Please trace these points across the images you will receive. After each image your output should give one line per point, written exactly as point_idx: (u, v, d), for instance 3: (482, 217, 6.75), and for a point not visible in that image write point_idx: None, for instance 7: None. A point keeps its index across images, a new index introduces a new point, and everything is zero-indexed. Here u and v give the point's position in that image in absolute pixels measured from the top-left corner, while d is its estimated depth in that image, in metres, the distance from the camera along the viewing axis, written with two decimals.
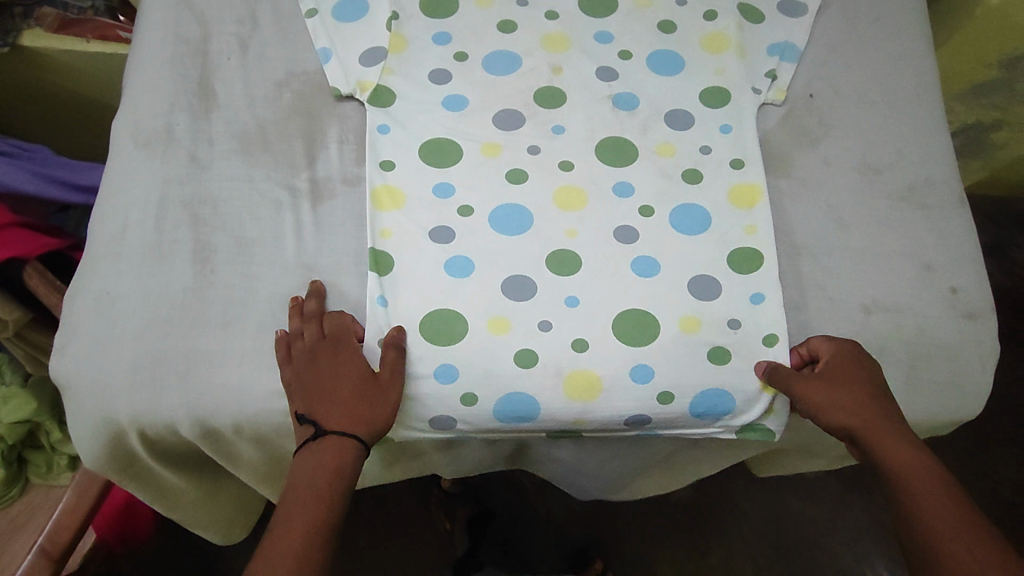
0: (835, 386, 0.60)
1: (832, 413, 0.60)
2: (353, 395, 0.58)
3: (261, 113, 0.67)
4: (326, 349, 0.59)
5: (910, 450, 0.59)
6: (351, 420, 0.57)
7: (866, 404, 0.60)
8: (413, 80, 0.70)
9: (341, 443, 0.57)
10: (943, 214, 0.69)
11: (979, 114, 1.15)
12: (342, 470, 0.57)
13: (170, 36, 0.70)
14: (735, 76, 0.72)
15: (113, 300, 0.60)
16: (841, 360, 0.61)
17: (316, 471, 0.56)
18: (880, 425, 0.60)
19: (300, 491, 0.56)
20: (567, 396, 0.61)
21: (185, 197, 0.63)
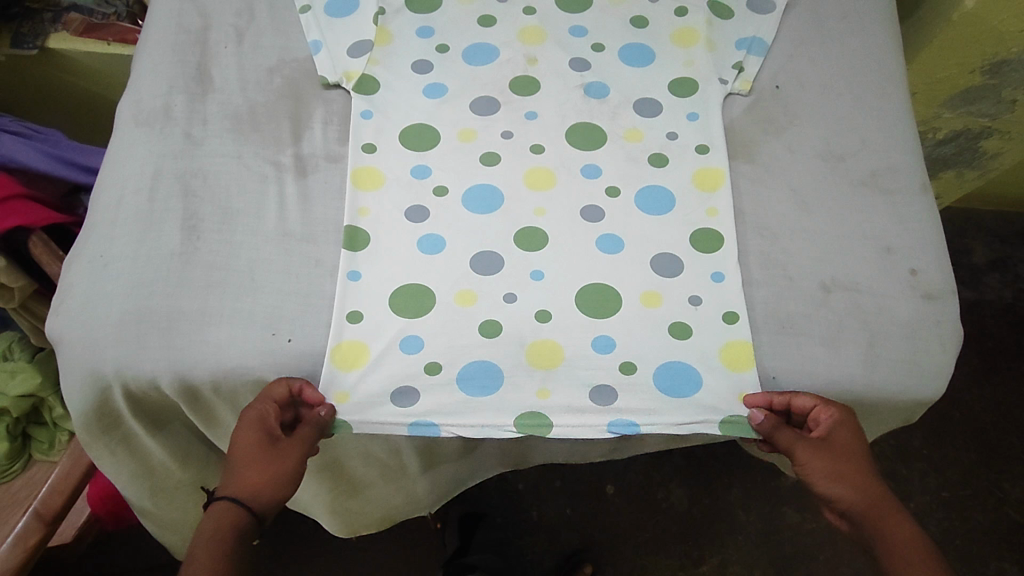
0: (834, 459, 0.61)
1: (833, 488, 0.61)
2: (255, 464, 0.60)
3: (253, 96, 0.72)
4: (248, 416, 0.60)
5: (901, 528, 0.61)
6: (245, 487, 0.61)
7: (864, 479, 0.62)
8: (395, 69, 0.74)
9: (229, 509, 0.61)
10: (905, 200, 0.71)
11: (969, 121, 1.16)
12: (226, 537, 0.60)
13: (175, 26, 0.76)
14: (702, 69, 0.76)
15: (105, 262, 0.64)
16: (845, 433, 0.61)
17: (209, 530, 0.60)
18: (875, 502, 0.61)
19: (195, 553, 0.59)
20: (529, 365, 0.63)
21: (178, 170, 0.68)
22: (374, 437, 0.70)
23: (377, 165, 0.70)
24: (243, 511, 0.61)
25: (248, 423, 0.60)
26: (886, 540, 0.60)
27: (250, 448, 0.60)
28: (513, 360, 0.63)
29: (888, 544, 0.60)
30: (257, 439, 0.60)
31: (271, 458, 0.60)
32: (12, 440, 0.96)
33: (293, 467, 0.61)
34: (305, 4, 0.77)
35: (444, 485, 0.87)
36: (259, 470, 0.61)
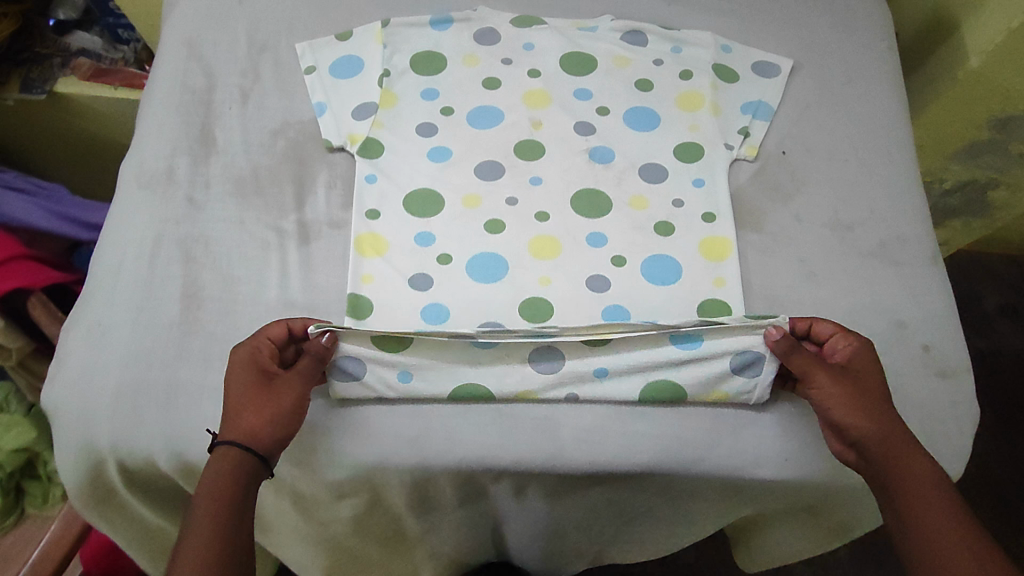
0: (855, 390, 0.60)
1: (849, 415, 0.59)
2: (251, 404, 0.57)
3: (256, 159, 0.72)
4: (245, 353, 0.60)
5: (922, 468, 0.57)
6: (245, 428, 0.56)
7: (885, 411, 0.59)
8: (400, 133, 0.74)
9: (232, 455, 0.55)
10: (914, 272, 0.70)
11: (976, 173, 1.15)
12: (232, 480, 0.55)
13: (179, 85, 0.75)
14: (708, 134, 0.75)
15: (103, 331, 0.63)
16: (860, 364, 0.61)
17: (215, 475, 0.55)
18: (896, 438, 0.58)
19: (200, 509, 0.54)
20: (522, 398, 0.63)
21: (180, 235, 0.67)
22: (373, 507, 0.69)
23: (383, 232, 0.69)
24: (245, 456, 0.56)
25: (244, 359, 0.59)
26: (905, 476, 0.57)
27: (245, 384, 0.58)
28: (509, 382, 0.63)
29: (906, 480, 0.56)
30: (257, 373, 0.58)
31: (269, 394, 0.58)
32: (6, 494, 0.95)
33: (292, 403, 0.58)
34: (310, 64, 0.76)
35: (443, 556, 0.86)
36: (259, 407, 0.57)
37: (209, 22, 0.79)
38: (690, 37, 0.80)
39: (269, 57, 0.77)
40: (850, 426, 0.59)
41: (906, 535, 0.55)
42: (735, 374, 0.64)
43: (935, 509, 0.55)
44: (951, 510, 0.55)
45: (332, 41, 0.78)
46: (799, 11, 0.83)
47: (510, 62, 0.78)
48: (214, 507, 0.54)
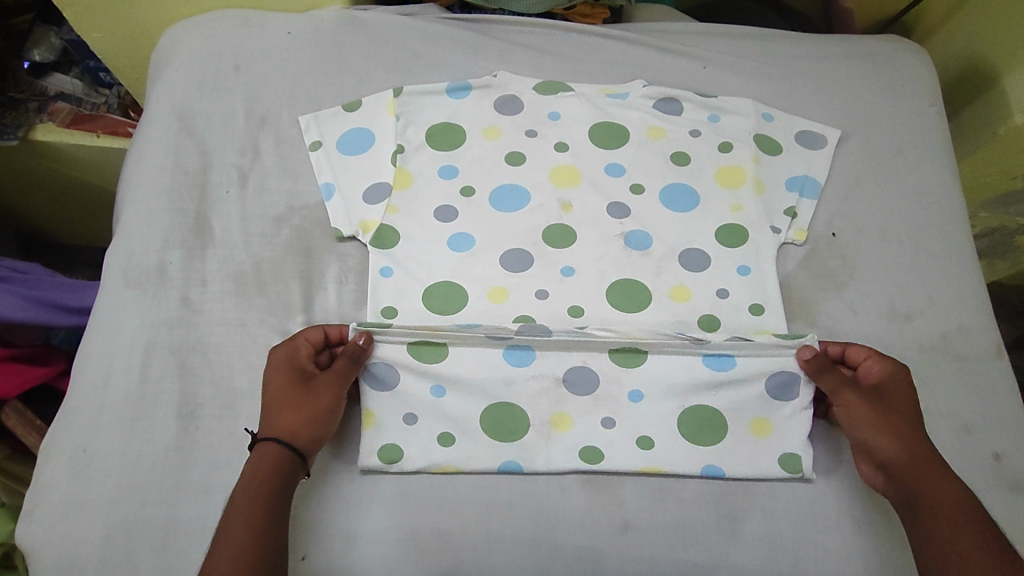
0: (884, 410, 0.58)
1: (872, 435, 0.58)
2: (288, 404, 0.56)
3: (257, 251, 0.64)
4: (281, 354, 0.58)
5: (948, 489, 0.54)
6: (284, 426, 0.55)
7: (914, 431, 0.57)
8: (417, 218, 0.67)
9: (269, 453, 0.54)
10: (981, 367, 0.65)
11: (1003, 220, 1.04)
12: (268, 483, 0.53)
13: (170, 165, 0.67)
14: (752, 215, 0.69)
15: (87, 460, 0.56)
16: (892, 379, 0.59)
17: (252, 478, 0.53)
18: (921, 459, 0.56)
19: (230, 515, 0.51)
20: (553, 431, 0.61)
21: (173, 343, 0.60)
22: None
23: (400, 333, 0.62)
24: (282, 454, 0.54)
25: (281, 359, 0.58)
26: (930, 502, 0.54)
27: (285, 384, 0.57)
28: (542, 404, 0.62)
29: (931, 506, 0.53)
30: (296, 375, 0.57)
31: (308, 393, 0.57)
32: None
33: (328, 404, 0.57)
34: (315, 139, 0.69)
35: None
36: (296, 407, 0.56)
37: (201, 91, 0.71)
38: (728, 105, 0.74)
39: (269, 131, 0.70)
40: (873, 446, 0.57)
41: (925, 558, 0.53)
42: (770, 398, 0.62)
43: (959, 530, 0.52)
44: (976, 540, 0.51)
45: (339, 112, 0.71)
46: (842, 72, 0.78)
47: (535, 134, 0.71)
48: (250, 512, 0.51)
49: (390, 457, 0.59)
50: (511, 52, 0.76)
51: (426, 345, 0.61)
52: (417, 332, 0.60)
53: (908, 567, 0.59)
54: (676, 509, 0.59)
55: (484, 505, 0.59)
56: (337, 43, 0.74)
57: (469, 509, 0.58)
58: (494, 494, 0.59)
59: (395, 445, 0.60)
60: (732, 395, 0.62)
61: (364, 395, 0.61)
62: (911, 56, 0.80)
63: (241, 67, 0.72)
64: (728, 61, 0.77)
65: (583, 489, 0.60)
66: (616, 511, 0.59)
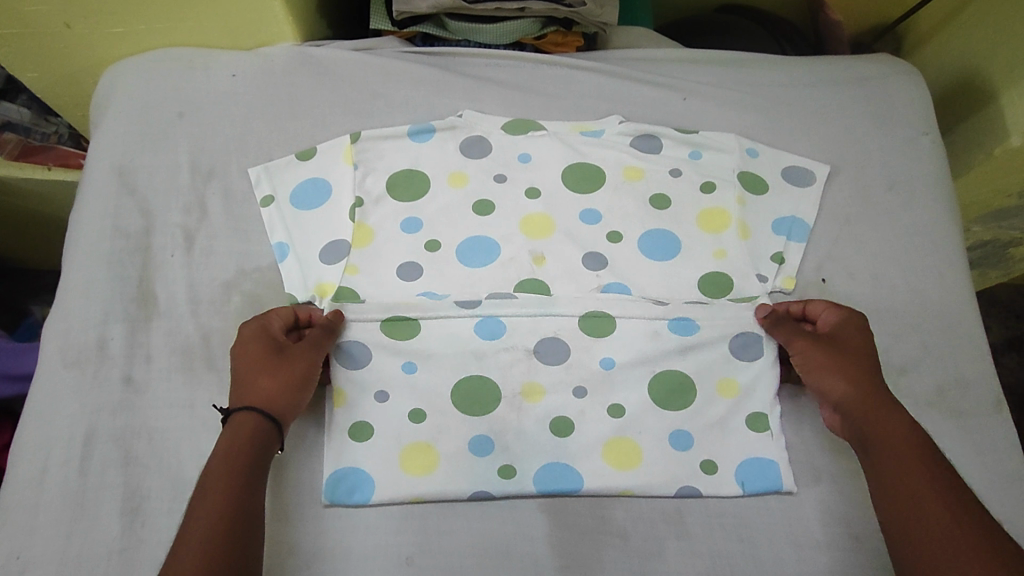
0: (850, 361, 0.57)
1: (838, 383, 0.56)
2: (260, 373, 0.54)
3: (206, 322, 0.60)
4: (249, 329, 0.56)
5: (908, 434, 0.52)
6: (259, 394, 0.53)
7: (879, 380, 0.56)
8: (379, 278, 0.62)
9: (244, 421, 0.51)
10: (978, 422, 0.61)
11: (997, 233, 0.97)
12: (243, 450, 0.50)
13: (109, 228, 0.62)
14: (738, 262, 0.65)
15: (22, 567, 0.51)
16: (850, 331, 0.59)
17: (225, 447, 0.50)
18: (879, 406, 0.54)
19: (205, 487, 0.48)
20: (525, 402, 0.59)
21: (116, 430, 0.56)
22: None
23: (356, 412, 0.57)
24: (259, 421, 0.52)
25: (251, 331, 0.56)
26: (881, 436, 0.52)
27: (259, 351, 0.55)
28: (512, 374, 0.59)
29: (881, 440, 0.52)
30: (268, 342, 0.55)
31: (283, 359, 0.55)
32: None
33: (303, 373, 0.55)
34: (267, 194, 0.65)
35: None
36: (270, 375, 0.54)
37: (143, 143, 0.66)
38: (710, 140, 0.69)
39: (217, 186, 0.65)
40: (843, 393, 0.56)
41: (885, 509, 0.50)
42: (735, 358, 0.61)
43: (915, 475, 0.49)
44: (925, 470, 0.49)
45: (292, 162, 0.65)
46: (829, 101, 0.73)
47: (504, 179, 0.67)
48: (225, 481, 0.48)
49: (360, 436, 0.57)
50: (476, 88, 0.70)
51: (397, 322, 0.60)
52: (388, 306, 0.60)
53: None
54: None
55: None
56: (289, 85, 0.69)
57: None
58: None
59: (367, 423, 0.57)
60: (702, 360, 0.61)
61: (332, 373, 0.58)
62: (902, 80, 0.75)
63: (186, 114, 0.67)
64: (709, 92, 0.73)
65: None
66: None
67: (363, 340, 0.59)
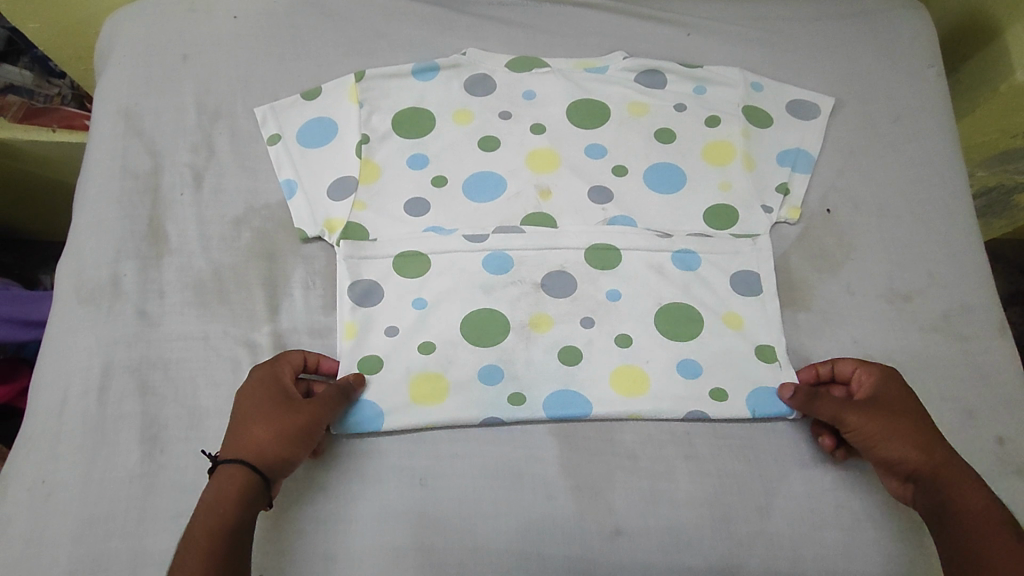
0: (885, 412, 0.54)
1: (874, 435, 0.53)
2: (258, 421, 0.51)
3: (217, 258, 0.60)
4: (259, 376, 0.54)
5: (984, 511, 0.49)
6: (250, 443, 0.50)
7: (924, 434, 0.53)
8: (387, 213, 0.63)
9: (229, 472, 0.49)
10: (981, 346, 0.61)
11: (1003, 178, 0.97)
12: (225, 505, 0.48)
13: (118, 168, 0.63)
14: (742, 193, 0.65)
15: (48, 491, 0.53)
16: (888, 376, 0.57)
17: (211, 498, 0.48)
18: (926, 459, 0.52)
19: (186, 546, 0.47)
20: (532, 333, 0.60)
21: (132, 361, 0.56)
22: None
23: (368, 343, 0.58)
24: (243, 474, 0.49)
25: (260, 379, 0.54)
26: (960, 505, 0.50)
27: (264, 400, 0.52)
28: (520, 306, 0.60)
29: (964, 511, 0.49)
30: (277, 390, 0.53)
31: (285, 410, 0.52)
32: None
33: (299, 429, 0.51)
34: (274, 132, 0.65)
35: None
36: (264, 425, 0.51)
37: (149, 86, 0.67)
38: (715, 75, 0.69)
39: (224, 127, 0.65)
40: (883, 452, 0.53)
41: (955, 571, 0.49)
42: (736, 292, 0.62)
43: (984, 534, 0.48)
44: (1010, 547, 0.47)
45: (298, 101, 0.66)
46: (832, 36, 0.73)
47: (510, 116, 0.67)
48: (202, 541, 0.46)
49: (372, 369, 0.58)
50: (480, 27, 0.71)
51: (408, 257, 0.61)
52: (397, 243, 0.61)
53: (924, 562, 0.54)
54: (671, 511, 0.54)
55: (466, 518, 0.53)
56: (292, 26, 0.69)
57: (447, 521, 0.53)
58: (476, 505, 0.54)
59: (378, 356, 0.58)
60: (709, 292, 0.62)
61: (346, 307, 0.59)
62: (907, 13, 0.75)
63: (190, 57, 0.68)
64: (713, 27, 0.73)
65: (572, 495, 0.54)
66: (606, 517, 0.54)
67: (375, 278, 0.60)
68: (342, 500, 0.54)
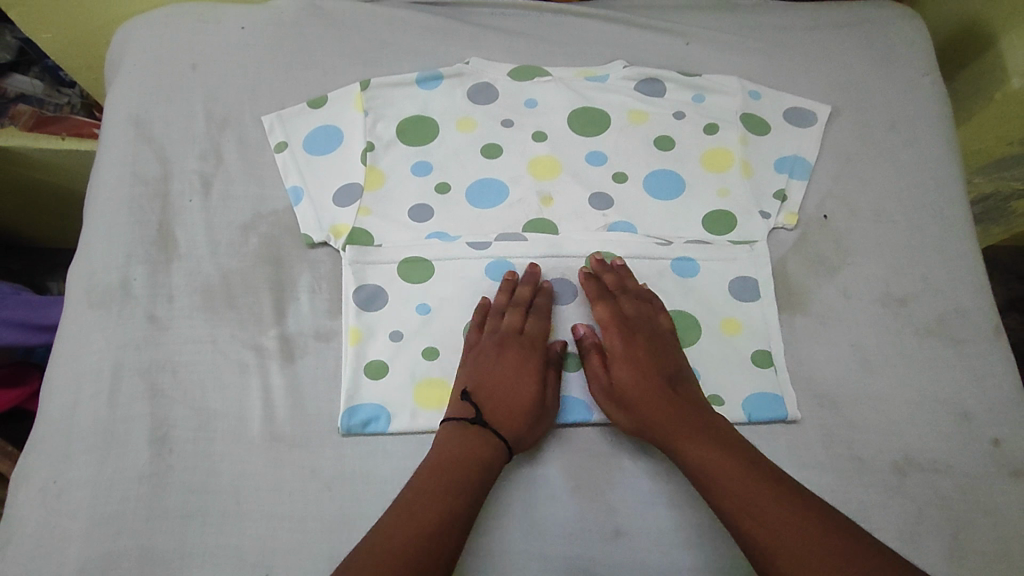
0: (610, 394, 0.57)
1: (621, 411, 0.56)
2: (514, 390, 0.56)
3: (225, 262, 0.62)
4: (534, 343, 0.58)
5: (714, 461, 0.51)
6: (508, 413, 0.54)
7: (636, 401, 0.55)
8: (391, 219, 0.64)
9: (489, 436, 0.53)
10: (977, 349, 0.62)
11: (1000, 185, 0.98)
12: (485, 462, 0.52)
13: (129, 175, 0.64)
14: (741, 199, 0.66)
15: (59, 491, 0.54)
16: (644, 336, 0.58)
17: (470, 451, 0.52)
18: (661, 420, 0.54)
19: (446, 480, 0.50)
20: None
21: (142, 364, 0.58)
22: None
23: (373, 346, 0.59)
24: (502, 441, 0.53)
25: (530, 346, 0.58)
26: (693, 464, 0.52)
27: (515, 371, 0.56)
28: None
29: (699, 471, 0.52)
30: (534, 364, 0.57)
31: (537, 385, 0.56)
32: None
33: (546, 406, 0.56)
34: (281, 140, 0.66)
35: None
36: (524, 397, 0.55)
37: (159, 95, 0.68)
38: (713, 83, 0.71)
39: (232, 135, 0.67)
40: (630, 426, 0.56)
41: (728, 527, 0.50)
42: (735, 298, 0.63)
43: (739, 483, 0.50)
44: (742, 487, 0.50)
45: (304, 110, 0.68)
46: (829, 45, 0.75)
47: (512, 124, 0.68)
48: (461, 481, 0.50)
49: (377, 374, 0.58)
50: (482, 37, 0.72)
51: (413, 263, 0.62)
52: (402, 248, 0.62)
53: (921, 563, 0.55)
54: (671, 512, 0.55)
55: None
56: (298, 36, 0.71)
57: None
58: None
59: (382, 360, 0.59)
60: (707, 298, 0.63)
61: (352, 312, 0.60)
62: (902, 22, 0.76)
63: (199, 66, 0.69)
64: (711, 37, 0.74)
65: (573, 495, 0.55)
66: (607, 517, 0.55)
67: (380, 284, 0.61)
68: (347, 500, 0.54)
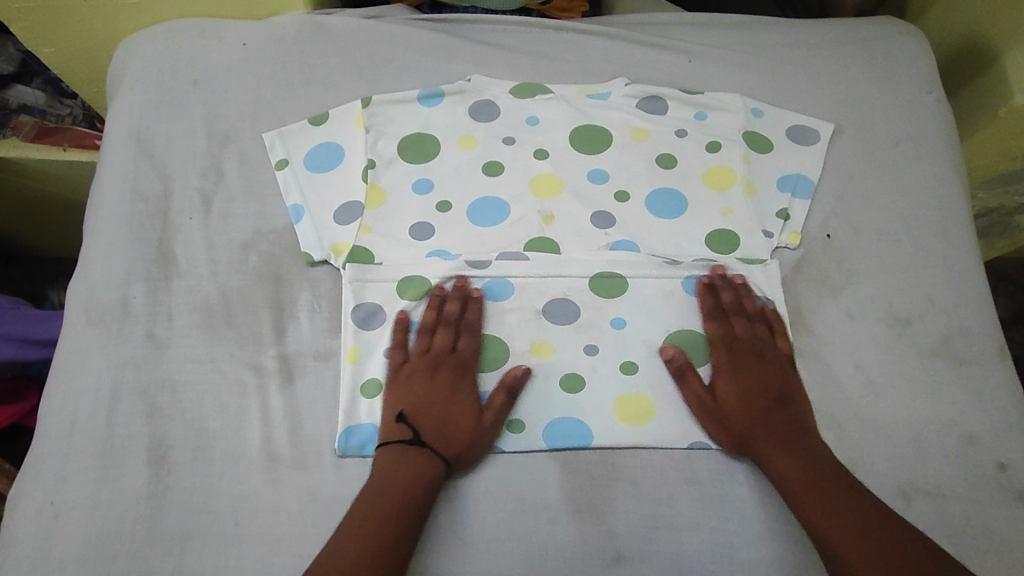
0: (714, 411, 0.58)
1: (721, 426, 0.57)
2: (444, 410, 0.56)
3: (225, 281, 0.61)
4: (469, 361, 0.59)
5: (810, 473, 0.54)
6: (442, 435, 0.55)
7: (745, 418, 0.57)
8: (392, 237, 0.63)
9: (419, 457, 0.54)
10: (982, 371, 0.62)
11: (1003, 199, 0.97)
12: (420, 482, 0.53)
13: (130, 192, 0.64)
14: (743, 219, 0.66)
15: (56, 514, 0.53)
16: (752, 356, 0.60)
17: (399, 471, 0.53)
18: (765, 434, 0.56)
19: (382, 499, 0.52)
20: (534, 358, 0.60)
21: (140, 384, 0.57)
22: None
23: (373, 367, 0.59)
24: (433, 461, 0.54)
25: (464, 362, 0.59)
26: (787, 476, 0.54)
27: (447, 392, 0.57)
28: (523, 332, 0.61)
29: (791, 483, 0.54)
30: (467, 382, 0.58)
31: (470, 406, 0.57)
32: None
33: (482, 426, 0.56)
34: (281, 157, 0.66)
35: None
36: (461, 417, 0.56)
37: (160, 112, 0.68)
38: (715, 101, 0.71)
39: (233, 152, 0.67)
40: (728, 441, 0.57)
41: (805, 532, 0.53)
42: None
43: (819, 495, 0.53)
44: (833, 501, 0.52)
45: (305, 127, 0.67)
46: (832, 63, 0.74)
47: (513, 142, 0.68)
48: (394, 498, 0.52)
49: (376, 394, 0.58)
50: (484, 53, 0.72)
51: (413, 282, 0.62)
52: (403, 267, 0.62)
53: None
54: (672, 536, 0.54)
55: (468, 542, 0.54)
56: (300, 52, 0.71)
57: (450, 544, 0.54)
58: (478, 528, 0.54)
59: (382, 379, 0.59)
60: None
61: (352, 332, 0.60)
62: (905, 39, 0.76)
63: (201, 82, 0.69)
64: (713, 54, 0.74)
65: (574, 519, 0.55)
66: (608, 541, 0.54)
67: (380, 303, 0.61)
68: None
